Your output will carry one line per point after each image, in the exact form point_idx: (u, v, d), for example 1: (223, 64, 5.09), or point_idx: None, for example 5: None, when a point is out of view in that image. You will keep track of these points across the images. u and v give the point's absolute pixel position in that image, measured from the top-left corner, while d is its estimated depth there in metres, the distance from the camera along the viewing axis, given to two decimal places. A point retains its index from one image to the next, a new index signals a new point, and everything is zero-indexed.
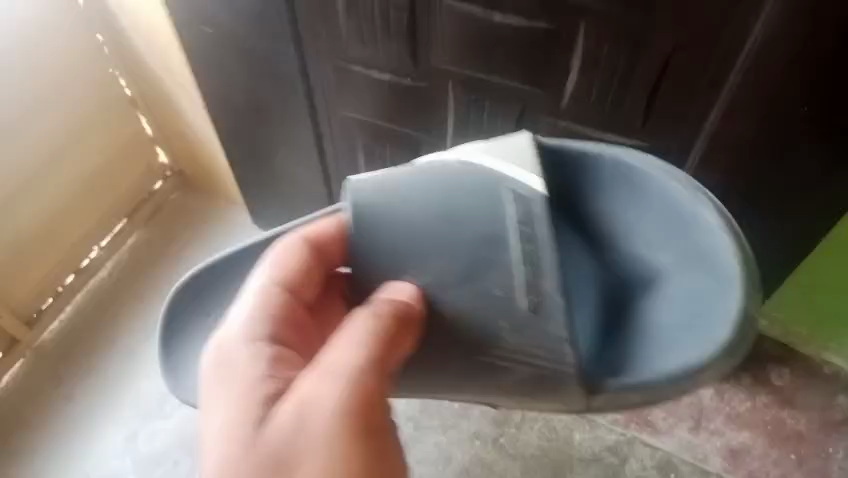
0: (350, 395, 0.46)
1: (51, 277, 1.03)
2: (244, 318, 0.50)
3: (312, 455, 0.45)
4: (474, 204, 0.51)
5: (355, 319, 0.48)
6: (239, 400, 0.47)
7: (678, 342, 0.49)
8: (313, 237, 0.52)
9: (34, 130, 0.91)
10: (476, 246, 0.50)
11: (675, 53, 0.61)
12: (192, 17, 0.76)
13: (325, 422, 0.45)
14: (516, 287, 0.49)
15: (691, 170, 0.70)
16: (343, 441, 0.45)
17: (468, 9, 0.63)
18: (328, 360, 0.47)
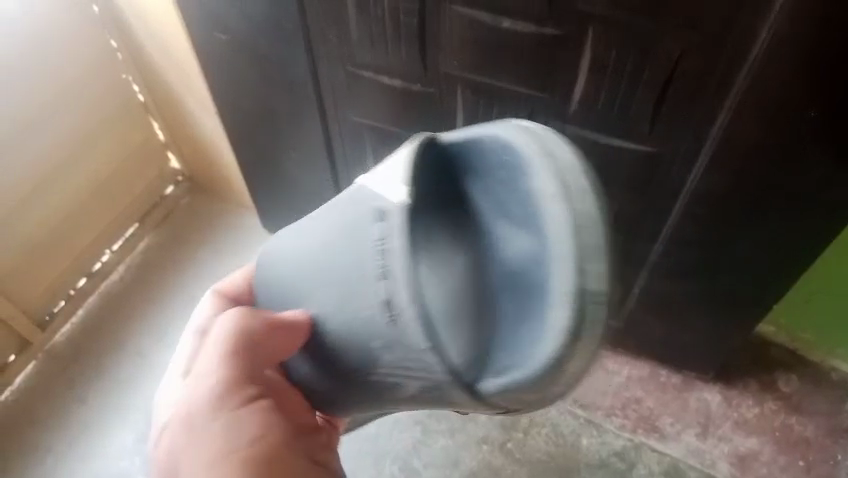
0: (210, 393, 0.48)
1: (64, 280, 1.04)
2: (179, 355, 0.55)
3: (181, 462, 0.48)
4: (350, 232, 0.45)
5: (221, 322, 0.51)
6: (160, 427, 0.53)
7: (531, 338, 0.40)
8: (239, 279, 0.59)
9: (48, 134, 0.92)
10: (348, 274, 0.44)
11: (682, 57, 0.61)
12: (205, 24, 0.78)
13: (188, 423, 0.48)
14: (374, 306, 0.42)
15: (699, 174, 0.71)
16: (211, 441, 0.47)
17: (477, 15, 0.64)
18: (200, 366, 0.50)
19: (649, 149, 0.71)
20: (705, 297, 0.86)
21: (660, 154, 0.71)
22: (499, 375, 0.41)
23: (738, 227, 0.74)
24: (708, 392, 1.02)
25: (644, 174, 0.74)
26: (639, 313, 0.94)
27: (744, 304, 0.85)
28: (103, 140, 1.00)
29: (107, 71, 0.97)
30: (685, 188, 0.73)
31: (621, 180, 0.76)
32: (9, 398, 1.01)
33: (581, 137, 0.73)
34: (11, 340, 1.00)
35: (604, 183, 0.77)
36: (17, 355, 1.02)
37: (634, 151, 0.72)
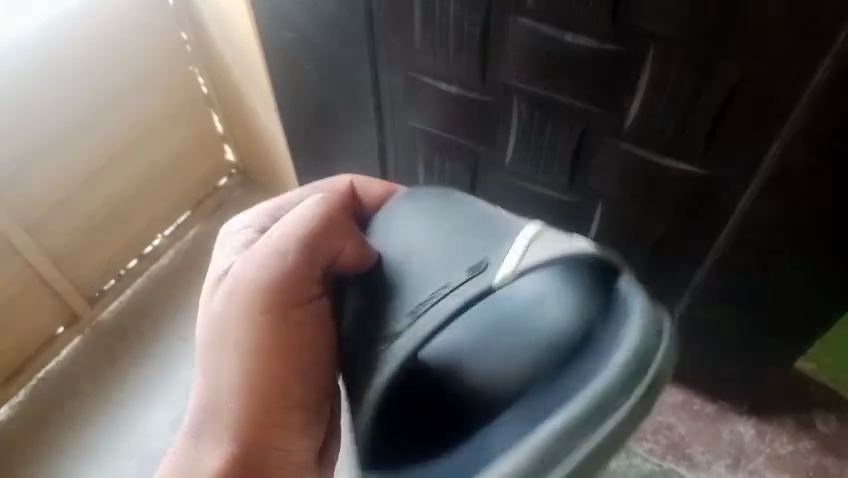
0: (275, 264, 0.47)
1: (115, 261, 1.08)
2: (249, 273, 0.47)
3: (237, 318, 0.46)
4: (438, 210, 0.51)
5: (244, 278, 0.47)
6: (258, 275, 0.47)
7: None
8: (244, 327, 0.46)
9: (115, 121, 0.97)
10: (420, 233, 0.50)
11: (741, 82, 0.62)
12: (275, 21, 0.81)
13: (239, 291, 0.47)
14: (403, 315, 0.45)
15: (748, 201, 0.71)
16: (269, 300, 0.46)
17: (540, 29, 0.66)
18: (237, 279, 0.47)
19: (700, 172, 0.71)
20: (745, 326, 0.86)
21: (711, 179, 0.71)
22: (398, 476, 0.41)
23: (782, 257, 0.74)
24: (742, 424, 1.00)
25: (694, 197, 0.74)
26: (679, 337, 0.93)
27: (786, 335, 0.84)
28: (165, 128, 1.04)
29: (174, 63, 1.01)
30: (733, 214, 0.73)
31: (669, 202, 0.76)
32: (55, 368, 1.05)
33: (633, 155, 0.73)
34: (61, 312, 1.03)
35: (653, 201, 0.77)
36: (66, 328, 1.05)
37: (685, 173, 0.72)
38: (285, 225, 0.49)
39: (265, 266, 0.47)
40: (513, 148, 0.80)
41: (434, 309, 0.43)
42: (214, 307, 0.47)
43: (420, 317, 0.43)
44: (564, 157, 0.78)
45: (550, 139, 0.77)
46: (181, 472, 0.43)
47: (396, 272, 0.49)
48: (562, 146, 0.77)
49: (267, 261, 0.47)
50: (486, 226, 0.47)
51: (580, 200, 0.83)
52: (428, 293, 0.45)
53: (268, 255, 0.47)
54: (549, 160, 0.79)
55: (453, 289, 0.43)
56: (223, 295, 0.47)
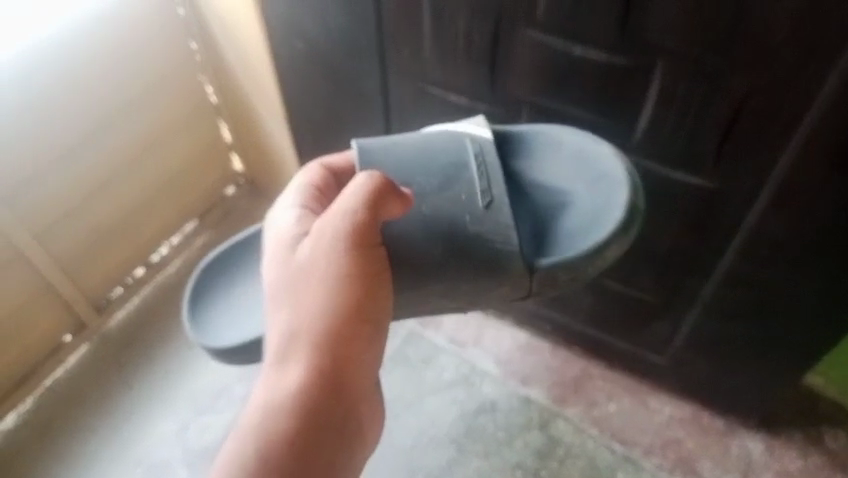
0: (347, 222, 0.53)
1: (124, 269, 1.08)
2: (325, 230, 0.54)
3: (315, 270, 0.52)
4: (412, 154, 0.69)
5: (323, 237, 0.53)
6: (333, 232, 0.53)
7: (580, 235, 0.67)
8: (325, 272, 0.52)
9: (125, 129, 0.97)
10: (445, 167, 0.68)
11: (749, 96, 0.62)
12: (285, 32, 0.82)
13: (317, 248, 0.53)
14: (475, 190, 0.68)
15: (758, 215, 0.70)
16: (343, 254, 0.53)
17: (549, 41, 0.66)
18: (316, 237, 0.54)
19: (709, 186, 0.71)
20: (753, 339, 0.85)
21: (720, 192, 0.71)
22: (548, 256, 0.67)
23: (791, 270, 0.74)
24: (750, 439, 0.99)
25: (703, 210, 0.74)
26: (687, 350, 0.92)
27: (795, 350, 0.83)
28: (174, 136, 1.05)
29: (185, 72, 1.02)
30: (743, 227, 0.73)
31: (678, 215, 0.76)
32: (62, 376, 1.05)
33: (643, 168, 0.73)
34: (69, 320, 1.03)
35: (661, 215, 0.77)
36: (74, 336, 1.05)
37: (693, 187, 0.72)
38: (349, 189, 0.55)
39: (337, 221, 0.54)
40: None
41: (489, 176, 0.69)
42: (294, 262, 0.54)
43: (494, 188, 0.68)
44: None
45: None
46: (276, 392, 0.48)
47: (420, 174, 0.68)
48: None
49: (339, 217, 0.54)
50: (447, 141, 0.70)
51: None
52: (474, 175, 0.68)
53: (340, 215, 0.54)
54: None
55: (488, 151, 0.70)
56: (310, 247, 0.54)
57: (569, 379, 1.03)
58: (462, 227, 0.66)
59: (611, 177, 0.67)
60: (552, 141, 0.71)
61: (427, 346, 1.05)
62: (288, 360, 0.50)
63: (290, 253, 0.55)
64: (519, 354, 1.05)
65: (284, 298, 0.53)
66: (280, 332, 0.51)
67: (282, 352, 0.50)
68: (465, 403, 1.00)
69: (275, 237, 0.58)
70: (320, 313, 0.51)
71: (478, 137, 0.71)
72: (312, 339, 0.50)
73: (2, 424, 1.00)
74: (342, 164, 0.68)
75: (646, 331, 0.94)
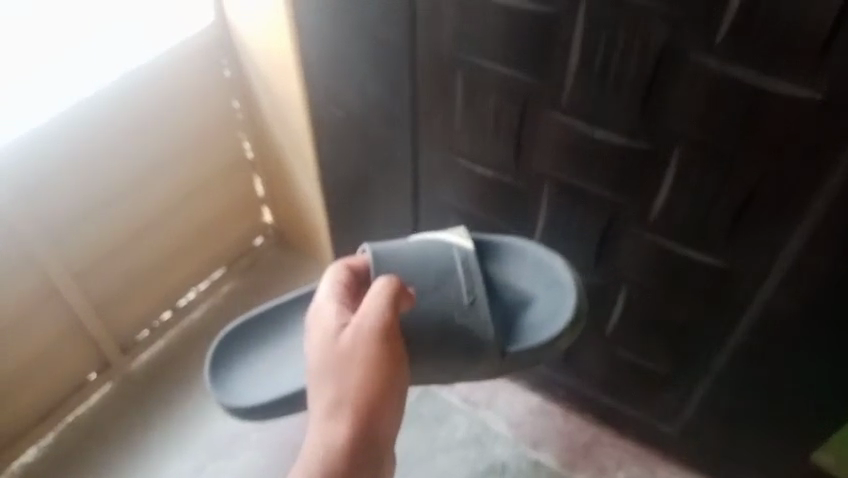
0: (377, 320, 0.61)
1: (153, 311, 1.12)
2: (357, 325, 0.60)
3: (352, 360, 0.59)
4: (406, 258, 0.78)
5: (356, 331, 0.60)
6: (365, 327, 0.60)
7: (540, 328, 0.79)
8: (360, 362, 0.58)
9: (165, 180, 1.03)
10: (435, 271, 0.77)
11: (760, 185, 0.66)
12: (326, 100, 0.89)
13: (352, 340, 0.59)
14: (461, 292, 0.77)
15: (767, 294, 0.73)
16: (375, 346, 0.59)
17: (573, 124, 0.71)
18: (350, 331, 0.60)
19: (719, 264, 0.74)
20: (762, 415, 0.87)
21: (730, 271, 0.74)
22: (516, 345, 0.78)
23: (798, 349, 0.76)
24: None
25: (714, 287, 0.77)
26: (696, 422, 0.94)
27: (804, 429, 0.85)
28: (211, 187, 1.10)
29: (227, 128, 1.08)
30: (752, 305, 0.76)
31: (690, 291, 0.79)
32: (85, 412, 1.08)
33: (657, 244, 0.77)
34: (96, 358, 1.07)
35: (673, 290, 0.80)
36: (98, 374, 1.08)
37: (705, 265, 0.75)
38: (373, 294, 0.62)
39: (367, 319, 0.61)
40: (542, 228, 0.84)
41: (472, 279, 0.78)
42: (329, 352, 0.60)
43: (476, 287, 0.78)
44: (590, 241, 0.82)
45: (577, 223, 0.81)
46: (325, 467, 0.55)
47: (412, 275, 0.77)
48: (588, 232, 0.81)
49: (368, 315, 0.61)
50: (436, 248, 0.79)
51: (604, 283, 0.86)
52: (461, 279, 0.78)
53: (370, 313, 0.61)
54: (576, 243, 0.83)
55: (471, 258, 0.79)
56: (351, 335, 0.60)
57: (578, 444, 1.04)
58: (450, 320, 0.75)
59: (564, 284, 0.80)
60: (514, 247, 0.83)
61: (440, 404, 1.07)
62: (335, 439, 0.56)
63: (332, 339, 0.61)
64: (530, 416, 1.07)
65: (329, 380, 0.58)
66: (328, 413, 0.57)
67: (330, 432, 0.56)
68: (475, 462, 1.01)
69: (314, 326, 0.64)
70: (361, 396, 0.57)
71: (462, 245, 0.80)
72: (357, 421, 0.56)
73: (23, 457, 1.03)
74: (357, 264, 0.76)
75: (656, 401, 0.96)
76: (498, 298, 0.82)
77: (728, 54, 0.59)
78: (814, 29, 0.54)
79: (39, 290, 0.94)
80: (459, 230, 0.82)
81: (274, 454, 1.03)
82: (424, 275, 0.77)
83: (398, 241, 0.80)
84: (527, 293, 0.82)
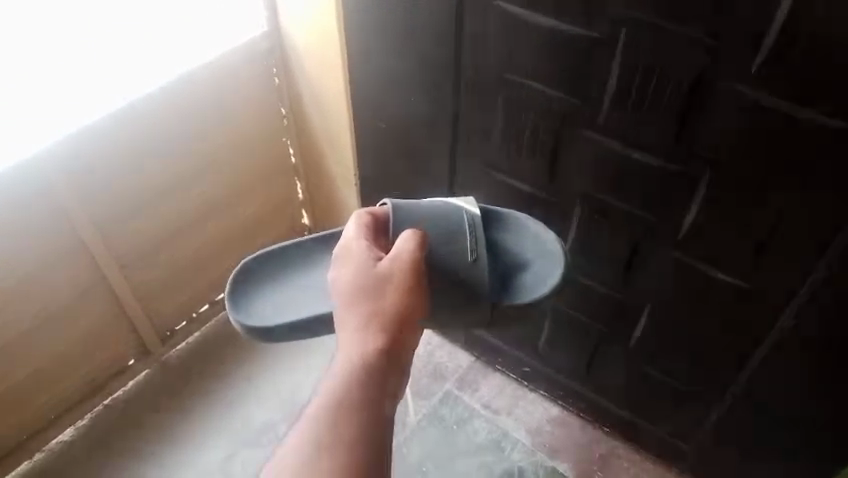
0: (410, 253, 0.65)
1: (193, 303, 1.17)
2: (391, 258, 0.64)
3: (386, 285, 0.62)
4: (424, 210, 0.78)
5: (390, 262, 0.64)
6: (399, 259, 0.64)
7: (528, 288, 0.80)
8: (395, 287, 0.62)
9: (212, 177, 1.08)
10: (442, 227, 0.78)
11: (787, 212, 0.68)
12: (371, 111, 0.95)
13: (386, 268, 0.64)
14: (466, 249, 0.78)
15: (791, 318, 0.75)
16: (408, 275, 0.64)
17: (609, 143, 0.74)
18: (384, 262, 0.64)
19: (745, 286, 0.76)
20: (782, 440, 0.88)
21: (755, 293, 0.76)
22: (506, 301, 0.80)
23: (816, 372, 0.77)
24: None
25: (738, 309, 0.79)
26: (714, 441, 0.95)
27: (824, 457, 0.85)
28: (253, 188, 1.15)
29: (273, 132, 1.13)
30: (776, 327, 0.77)
31: (715, 310, 0.81)
32: (121, 397, 1.13)
33: (684, 263, 0.79)
34: (135, 345, 1.12)
35: (698, 308, 0.82)
36: (136, 361, 1.13)
37: (731, 286, 0.77)
38: (405, 236, 0.67)
39: (400, 252, 0.65)
40: (573, 240, 0.87)
41: (477, 238, 0.79)
42: (364, 278, 0.63)
43: (479, 246, 0.78)
44: (619, 258, 0.84)
45: (607, 238, 0.84)
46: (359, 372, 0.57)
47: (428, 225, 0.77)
48: (617, 248, 0.84)
49: (402, 250, 0.65)
50: (444, 207, 0.79)
51: (630, 299, 0.88)
52: (466, 236, 0.78)
53: (403, 248, 0.65)
54: (604, 258, 0.86)
55: (476, 218, 0.80)
56: (388, 263, 0.64)
57: (596, 456, 1.06)
58: (455, 274, 0.77)
59: (552, 253, 0.82)
60: (512, 216, 0.85)
61: (462, 409, 1.10)
62: (371, 346, 0.58)
63: (369, 265, 0.64)
64: (550, 426, 1.09)
65: (364, 295, 0.62)
66: (363, 323, 0.60)
67: (366, 339, 0.59)
68: (493, 467, 1.03)
69: (344, 256, 0.67)
70: (396, 312, 0.61)
71: (468, 208, 0.81)
72: (391, 332, 0.60)
73: (61, 435, 1.08)
74: (381, 212, 0.77)
75: (676, 417, 0.97)
76: (492, 259, 0.83)
77: (761, 85, 0.61)
78: (846, 64, 0.56)
79: (87, 277, 0.99)
80: (467, 196, 0.83)
81: None
82: (437, 229, 0.78)
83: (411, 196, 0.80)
84: (521, 258, 0.83)
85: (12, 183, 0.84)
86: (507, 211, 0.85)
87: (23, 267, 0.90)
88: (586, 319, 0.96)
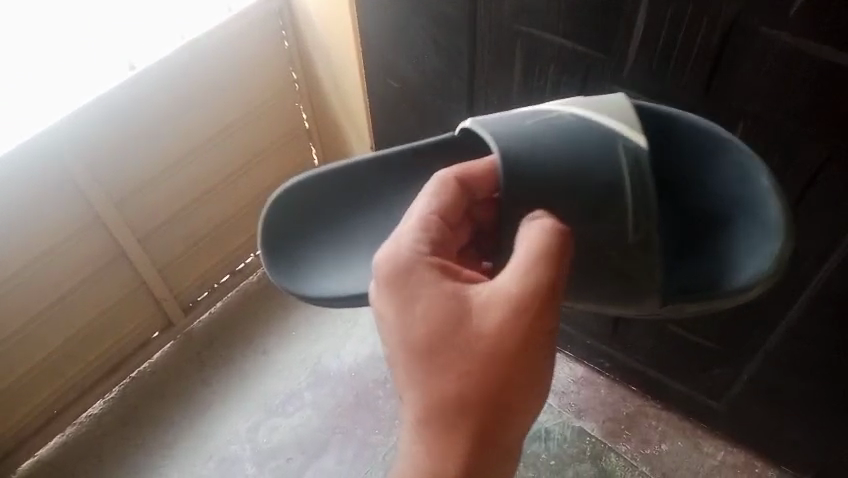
0: (530, 297, 0.48)
1: (212, 275, 1.17)
2: (502, 304, 0.48)
3: (485, 350, 0.48)
4: (563, 153, 0.60)
5: (496, 311, 0.48)
6: (508, 309, 0.48)
7: (730, 267, 0.61)
8: (501, 355, 0.48)
9: (226, 146, 1.06)
10: (592, 173, 0.59)
11: (825, 166, 0.64)
12: (384, 72, 0.92)
13: (491, 323, 0.48)
14: (630, 214, 0.59)
15: (827, 273, 0.72)
16: (520, 331, 0.48)
17: (636, 98, 0.71)
18: (484, 312, 0.48)
19: None
20: (815, 397, 0.86)
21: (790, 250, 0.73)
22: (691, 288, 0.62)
23: None
24: None
25: None
26: (744, 398, 0.94)
27: None
28: (268, 156, 1.14)
29: (285, 97, 1.10)
30: (811, 283, 0.74)
31: None
32: (147, 370, 1.13)
33: None
34: (159, 317, 1.12)
35: None
36: (161, 333, 1.14)
37: None
38: (523, 260, 0.49)
39: (517, 295, 0.48)
40: None
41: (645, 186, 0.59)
42: (451, 335, 0.48)
43: (648, 209, 0.59)
44: None
45: None
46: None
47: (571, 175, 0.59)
48: None
49: (520, 291, 0.48)
50: (587, 135, 0.60)
51: None
52: (627, 188, 0.59)
53: (520, 289, 0.48)
54: None
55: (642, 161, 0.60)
56: (494, 314, 0.48)
57: (623, 415, 1.05)
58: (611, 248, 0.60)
59: (763, 213, 0.61)
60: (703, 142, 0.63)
61: None
62: (453, 451, 0.48)
63: (457, 323, 0.48)
64: (576, 386, 1.08)
65: (447, 376, 0.48)
66: (443, 416, 0.48)
67: (447, 443, 0.48)
68: None
69: (418, 279, 0.50)
70: (490, 402, 0.48)
71: (624, 133, 0.60)
72: (480, 422, 0.48)
73: (91, 409, 1.09)
74: (472, 170, 0.60)
75: (704, 376, 0.96)
76: (677, 210, 0.65)
77: (799, 31, 0.57)
78: None
79: (106, 252, 0.98)
80: (619, 98, 0.63)
81: (327, 413, 1.07)
82: (582, 186, 0.59)
83: (544, 126, 0.61)
84: (720, 207, 0.64)
85: (26, 160, 0.83)
86: (695, 123, 0.63)
87: (42, 245, 0.90)
88: None
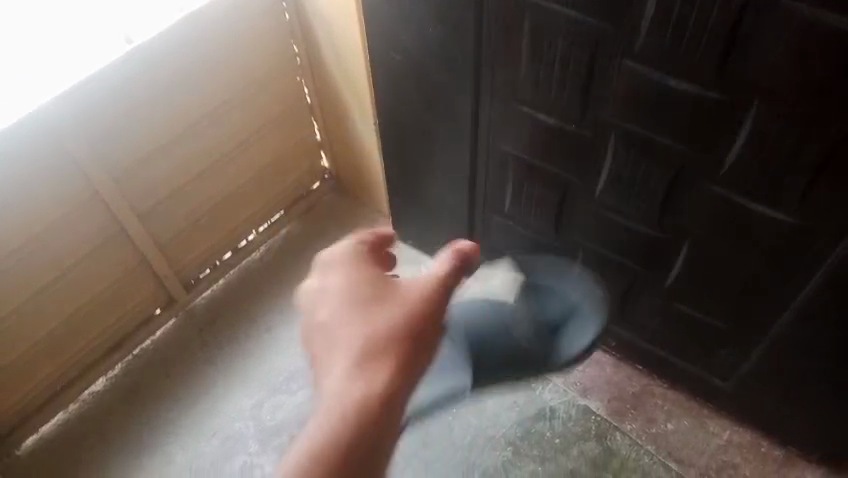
0: (429, 294, 0.54)
1: (214, 252, 1.16)
2: (408, 296, 0.54)
3: (389, 327, 0.52)
4: None
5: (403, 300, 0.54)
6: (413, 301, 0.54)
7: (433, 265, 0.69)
8: (402, 336, 0.52)
9: (227, 122, 1.04)
10: None
11: (842, 142, 0.62)
12: (387, 47, 0.89)
13: (397, 312, 0.53)
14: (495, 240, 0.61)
15: (840, 253, 0.70)
16: (421, 317, 0.53)
17: (646, 72, 0.69)
18: (392, 303, 0.54)
19: (792, 222, 0.72)
20: (824, 378, 0.85)
21: (803, 229, 0.71)
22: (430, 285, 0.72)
23: None
24: (810, 472, 0.98)
25: (784, 246, 0.74)
26: (751, 378, 0.93)
27: None
28: (270, 131, 1.12)
29: (286, 72, 1.08)
30: (823, 264, 0.73)
31: (759, 247, 0.77)
32: (150, 347, 1.13)
33: (727, 199, 0.74)
34: (161, 294, 1.11)
35: (740, 246, 0.78)
36: (162, 309, 1.13)
37: (776, 222, 0.73)
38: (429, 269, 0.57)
39: (420, 291, 0.55)
40: (604, 181, 0.83)
41: None
42: (359, 317, 0.53)
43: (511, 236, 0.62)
44: (655, 193, 0.80)
45: (643, 174, 0.79)
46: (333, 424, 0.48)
47: None
48: (653, 186, 0.79)
49: (422, 289, 0.55)
50: None
51: (667, 236, 0.84)
52: None
53: (421, 287, 0.55)
54: (639, 196, 0.82)
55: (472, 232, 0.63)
56: (398, 302, 0.54)
57: (629, 394, 1.05)
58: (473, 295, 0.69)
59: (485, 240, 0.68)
60: None
61: None
62: (351, 406, 0.48)
63: (366, 310, 0.54)
64: (581, 365, 1.07)
65: (355, 340, 0.52)
66: (351, 374, 0.50)
67: (344, 402, 0.49)
68: (524, 407, 1.03)
69: (334, 282, 0.56)
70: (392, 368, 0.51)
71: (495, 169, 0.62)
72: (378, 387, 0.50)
73: (94, 385, 1.09)
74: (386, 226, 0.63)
75: (711, 355, 0.95)
76: None
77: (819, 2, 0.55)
78: None
79: (106, 229, 0.97)
80: None
81: None
82: None
83: None
84: None
85: (23, 138, 0.82)
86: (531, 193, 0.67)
87: (41, 223, 0.89)
88: (615, 256, 0.92)
